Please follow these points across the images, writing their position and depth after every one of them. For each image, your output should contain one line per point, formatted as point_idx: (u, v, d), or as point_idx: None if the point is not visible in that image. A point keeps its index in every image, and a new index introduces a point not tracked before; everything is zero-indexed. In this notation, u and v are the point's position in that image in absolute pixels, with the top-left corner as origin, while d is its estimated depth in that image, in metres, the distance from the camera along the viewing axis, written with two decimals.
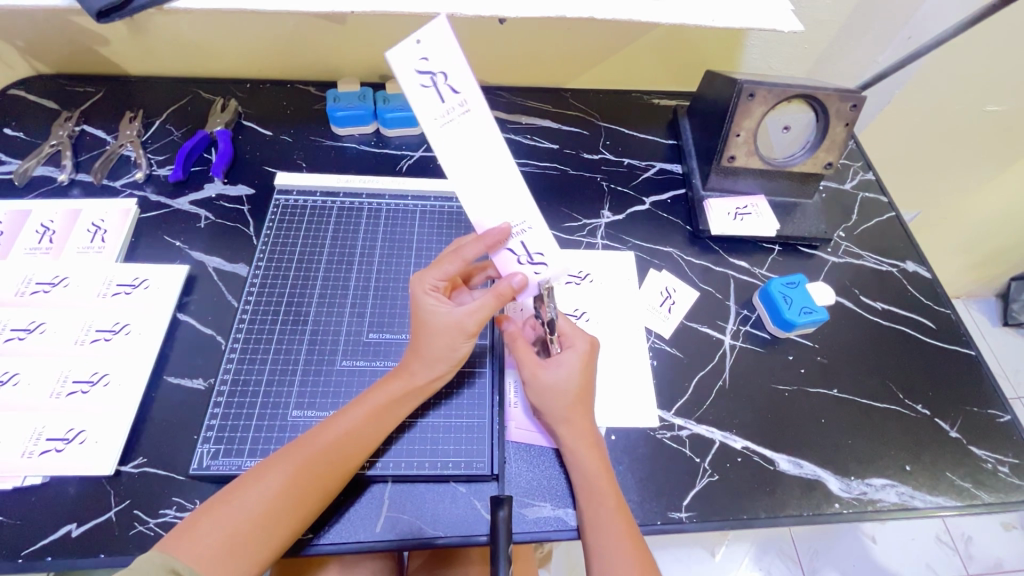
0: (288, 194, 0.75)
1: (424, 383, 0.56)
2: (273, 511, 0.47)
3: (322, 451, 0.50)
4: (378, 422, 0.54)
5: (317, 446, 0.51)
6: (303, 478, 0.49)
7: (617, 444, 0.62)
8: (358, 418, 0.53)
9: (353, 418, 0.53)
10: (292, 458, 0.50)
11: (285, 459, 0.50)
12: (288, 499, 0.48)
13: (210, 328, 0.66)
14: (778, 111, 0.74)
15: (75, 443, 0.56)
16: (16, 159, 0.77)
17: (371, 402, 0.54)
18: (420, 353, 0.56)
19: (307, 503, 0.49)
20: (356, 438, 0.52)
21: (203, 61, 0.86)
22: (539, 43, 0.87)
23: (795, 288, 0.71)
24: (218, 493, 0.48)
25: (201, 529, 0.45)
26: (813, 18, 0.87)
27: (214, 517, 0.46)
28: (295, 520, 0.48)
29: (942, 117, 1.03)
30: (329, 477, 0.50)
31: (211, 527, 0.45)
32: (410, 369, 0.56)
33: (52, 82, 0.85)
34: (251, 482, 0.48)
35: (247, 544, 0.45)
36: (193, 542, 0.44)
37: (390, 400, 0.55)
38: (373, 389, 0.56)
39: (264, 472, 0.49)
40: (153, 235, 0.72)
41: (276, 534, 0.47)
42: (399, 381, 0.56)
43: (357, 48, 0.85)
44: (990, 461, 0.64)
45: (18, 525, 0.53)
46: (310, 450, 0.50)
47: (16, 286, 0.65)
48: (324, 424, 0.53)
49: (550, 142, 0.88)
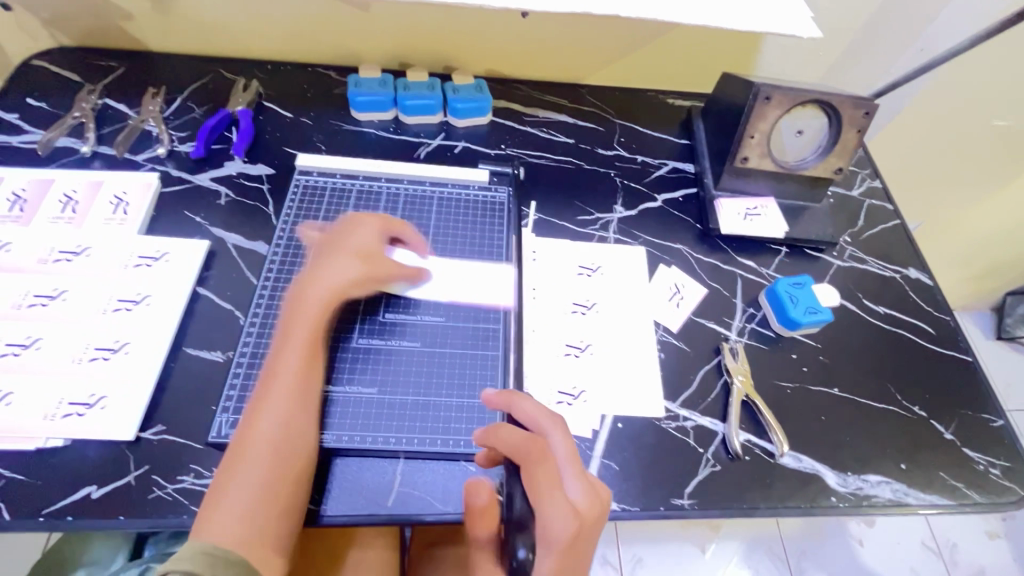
0: (308, 175, 0.77)
1: (336, 291, 0.59)
2: (274, 457, 0.50)
3: (282, 397, 0.53)
4: (309, 344, 0.56)
5: (276, 396, 0.53)
6: (277, 424, 0.52)
7: (624, 432, 0.63)
8: (293, 350, 0.56)
9: (292, 354, 0.55)
10: (259, 416, 0.52)
11: (256, 422, 0.52)
12: (274, 444, 0.51)
13: (229, 302, 0.67)
14: (791, 115, 0.75)
15: (97, 408, 0.57)
16: (38, 129, 0.78)
17: (301, 335, 0.56)
18: (321, 276, 0.60)
19: (298, 441, 0.52)
20: (301, 367, 0.55)
21: (226, 41, 0.87)
22: (558, 38, 0.88)
23: (801, 289, 0.73)
24: (215, 482, 0.50)
25: (213, 512, 0.48)
26: (827, 25, 0.88)
27: (224, 498, 0.48)
28: (298, 460, 0.52)
29: (948, 129, 1.05)
30: (301, 412, 0.53)
31: (222, 507, 0.48)
32: (313, 288, 0.59)
33: (76, 54, 0.86)
34: (240, 454, 0.51)
35: (268, 505, 0.49)
36: (212, 526, 0.47)
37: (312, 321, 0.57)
38: (293, 319, 0.58)
39: (245, 445, 0.51)
40: (174, 210, 0.73)
41: (287, 482, 0.50)
42: (316, 306, 0.58)
43: (380, 34, 0.86)
44: (982, 463, 0.67)
45: (39, 484, 0.54)
46: (272, 403, 0.53)
47: (39, 253, 0.66)
48: (268, 379, 0.55)
49: (566, 136, 0.89)
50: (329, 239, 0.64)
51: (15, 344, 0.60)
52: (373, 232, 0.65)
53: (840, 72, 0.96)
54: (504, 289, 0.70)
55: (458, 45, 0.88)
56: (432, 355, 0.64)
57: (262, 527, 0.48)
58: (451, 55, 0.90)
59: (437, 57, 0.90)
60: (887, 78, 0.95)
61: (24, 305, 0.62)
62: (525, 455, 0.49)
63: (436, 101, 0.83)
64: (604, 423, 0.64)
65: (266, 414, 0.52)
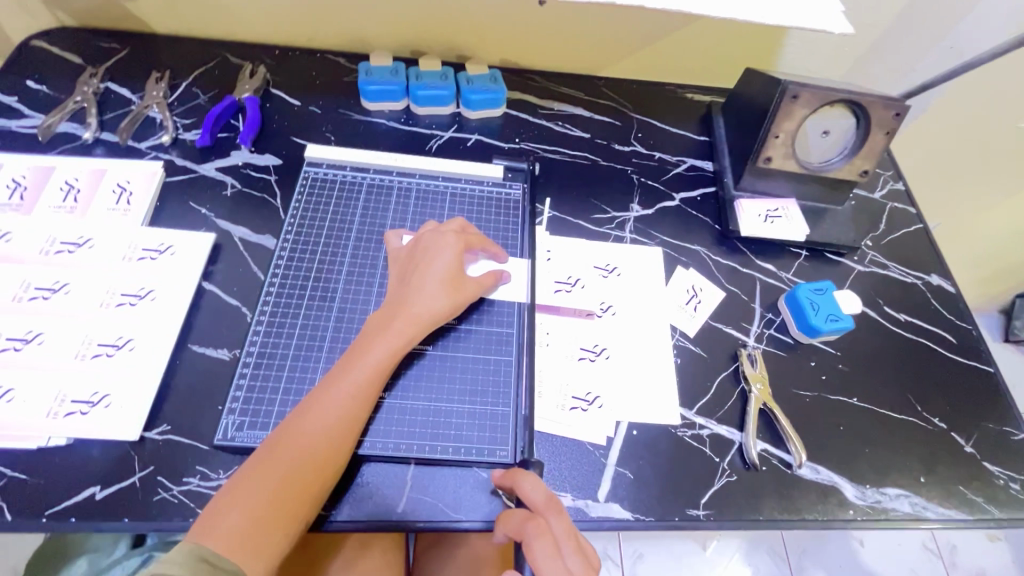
0: (317, 167, 0.74)
1: (417, 324, 0.58)
2: (297, 470, 0.49)
3: (333, 414, 0.52)
4: (380, 370, 0.55)
5: (324, 409, 0.52)
6: (318, 439, 0.50)
7: (639, 439, 0.62)
8: (360, 371, 0.54)
9: (357, 374, 0.54)
10: (302, 424, 0.51)
11: (298, 431, 0.50)
12: (303, 458, 0.49)
13: (235, 298, 0.65)
14: (820, 114, 0.73)
15: (100, 406, 0.56)
16: (39, 113, 0.75)
17: (372, 357, 0.55)
18: (412, 302, 0.59)
19: (329, 460, 0.50)
20: (362, 389, 0.54)
21: (233, 24, 0.84)
22: (576, 29, 0.85)
23: (823, 295, 0.71)
24: (230, 481, 0.48)
25: (221, 513, 0.46)
26: (855, 21, 0.85)
27: (234, 500, 0.46)
28: (320, 480, 0.50)
29: (972, 129, 1.02)
30: (344, 432, 0.52)
31: (231, 511, 0.46)
32: (403, 315, 0.58)
33: (77, 35, 0.83)
34: (268, 459, 0.49)
35: (275, 518, 0.46)
36: (215, 528, 0.45)
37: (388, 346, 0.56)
38: (369, 339, 0.56)
39: (276, 450, 0.49)
40: (179, 201, 0.71)
41: (299, 500, 0.48)
42: (392, 330, 0.57)
43: (391, 20, 0.83)
44: (1002, 477, 0.65)
45: (42, 484, 0.53)
46: (317, 414, 0.51)
47: (40, 243, 0.64)
48: (323, 388, 0.53)
49: (582, 130, 0.86)
50: (419, 253, 0.63)
51: (16, 338, 0.58)
52: (460, 248, 0.63)
53: (865, 68, 0.93)
54: (517, 290, 0.68)
55: (472, 33, 0.85)
56: (444, 359, 0.62)
57: (265, 541, 0.46)
58: (465, 44, 0.87)
59: (450, 46, 0.87)
60: (913, 76, 0.92)
61: (24, 298, 0.60)
62: (530, 548, 0.48)
63: (449, 92, 0.81)
64: (619, 430, 0.62)
65: (308, 425, 0.51)
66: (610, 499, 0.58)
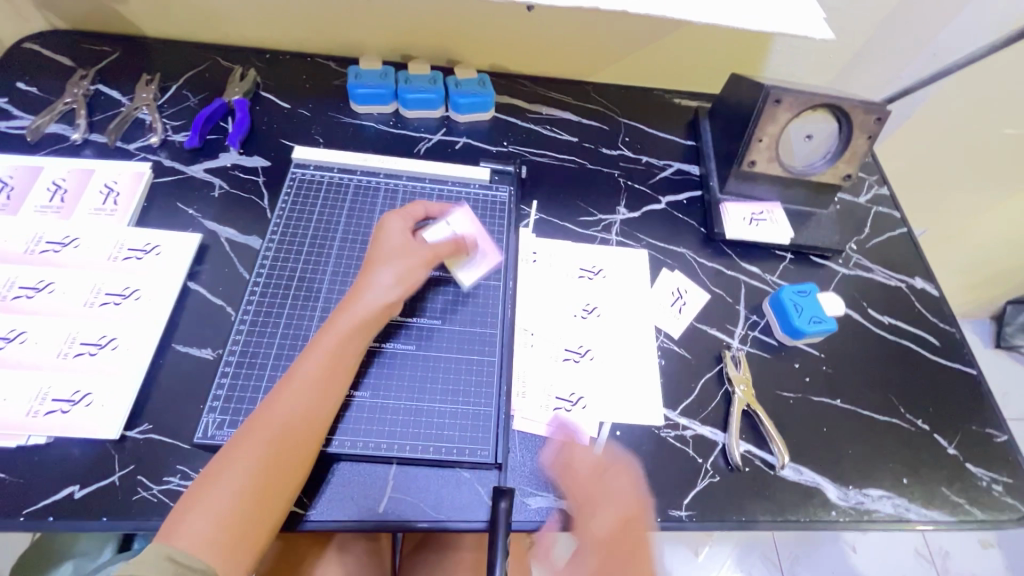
0: (305, 168, 0.75)
1: (374, 311, 0.58)
2: (265, 465, 0.48)
3: (297, 407, 0.51)
4: (342, 359, 0.55)
5: (288, 401, 0.51)
6: (283, 434, 0.50)
7: (622, 440, 0.62)
8: (322, 363, 0.54)
9: (318, 365, 0.54)
10: (264, 419, 0.50)
11: (262, 422, 0.50)
12: (269, 454, 0.49)
13: (220, 298, 0.65)
14: (802, 118, 0.74)
15: (81, 405, 0.56)
16: (28, 114, 0.76)
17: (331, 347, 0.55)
18: (369, 290, 0.58)
19: (297, 453, 0.50)
20: (326, 380, 0.54)
21: (224, 28, 0.85)
22: (564, 34, 0.86)
23: (807, 297, 0.71)
24: (195, 479, 0.48)
25: (188, 511, 0.45)
26: (839, 27, 0.86)
27: (198, 499, 0.46)
28: (286, 476, 0.49)
29: (956, 134, 1.03)
30: (308, 427, 0.51)
31: (197, 509, 0.45)
32: (358, 302, 0.58)
33: (69, 38, 0.84)
34: (232, 454, 0.48)
35: (244, 513, 0.46)
36: (183, 528, 0.44)
37: (345, 334, 0.56)
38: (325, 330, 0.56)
39: (237, 446, 0.49)
40: (166, 201, 0.71)
41: (269, 496, 0.48)
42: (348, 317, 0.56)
43: (380, 24, 0.84)
44: (985, 479, 0.66)
45: (20, 483, 0.53)
46: (281, 406, 0.51)
47: (26, 243, 0.64)
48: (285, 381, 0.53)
49: (570, 134, 0.87)
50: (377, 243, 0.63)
51: None
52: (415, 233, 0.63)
53: (850, 74, 0.94)
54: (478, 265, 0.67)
55: (460, 38, 0.86)
56: (426, 359, 0.62)
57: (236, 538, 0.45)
58: (453, 49, 0.88)
59: (439, 50, 0.88)
60: (897, 82, 0.93)
61: (8, 296, 0.60)
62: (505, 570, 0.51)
63: (437, 95, 0.81)
64: (602, 431, 0.62)
65: (271, 417, 0.50)
66: None
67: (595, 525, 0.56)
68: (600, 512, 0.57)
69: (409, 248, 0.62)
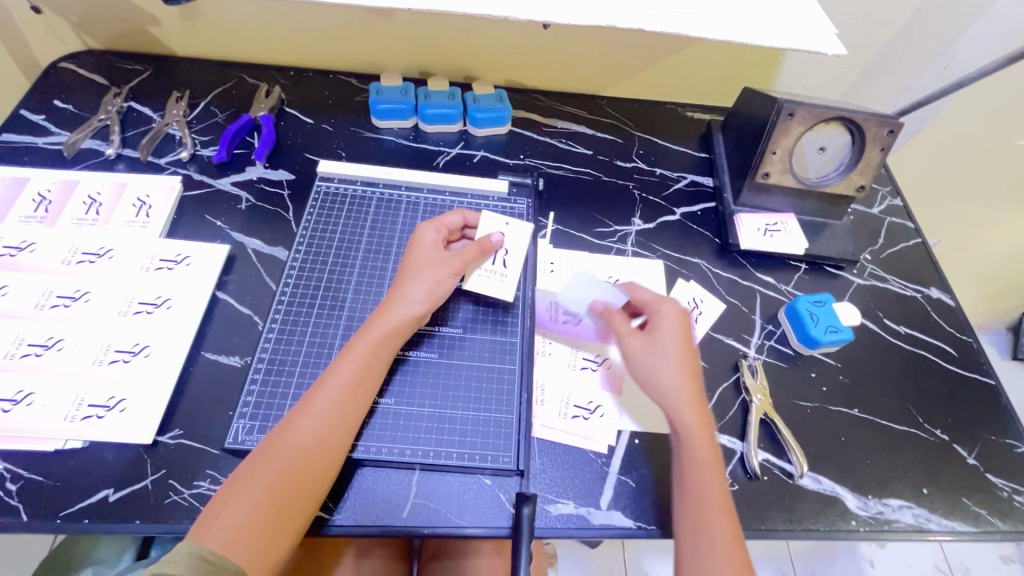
0: (329, 181, 0.77)
1: (403, 322, 0.59)
2: (295, 468, 0.50)
3: (327, 410, 0.53)
4: (374, 365, 0.57)
5: (321, 404, 0.53)
6: (314, 436, 0.51)
7: (641, 448, 0.63)
8: (355, 367, 0.56)
9: (351, 369, 0.55)
10: (297, 421, 0.52)
11: (291, 428, 0.52)
12: (301, 458, 0.50)
13: (248, 307, 0.67)
14: (814, 131, 0.76)
15: (116, 411, 0.58)
16: (65, 131, 0.79)
17: (359, 357, 0.56)
18: (402, 297, 0.60)
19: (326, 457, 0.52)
20: (357, 384, 0.55)
21: (251, 48, 0.88)
22: (579, 50, 0.88)
23: (823, 307, 0.72)
24: (229, 479, 0.49)
25: (221, 511, 0.46)
26: (850, 42, 0.88)
27: (231, 499, 0.47)
28: (314, 480, 0.50)
29: (968, 145, 1.04)
30: (338, 430, 0.53)
31: (230, 510, 0.46)
32: (386, 313, 0.59)
33: (103, 58, 0.88)
34: (263, 458, 0.50)
35: (277, 514, 0.48)
36: (216, 526, 0.45)
37: (373, 345, 0.57)
38: (353, 340, 0.58)
39: (272, 447, 0.50)
40: (195, 213, 0.74)
41: (298, 498, 0.49)
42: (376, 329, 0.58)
43: (400, 42, 0.87)
44: (1006, 489, 0.65)
45: (57, 486, 0.54)
46: (314, 408, 0.53)
47: (63, 255, 0.66)
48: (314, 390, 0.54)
49: (585, 147, 0.89)
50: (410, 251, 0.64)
51: (37, 344, 0.60)
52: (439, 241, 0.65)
53: (861, 87, 0.95)
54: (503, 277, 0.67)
55: (477, 55, 0.89)
56: (449, 366, 0.64)
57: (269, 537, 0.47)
58: (471, 65, 0.91)
59: (457, 67, 0.91)
60: (909, 94, 0.94)
61: (47, 305, 0.63)
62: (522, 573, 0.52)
63: (456, 110, 0.84)
64: (620, 439, 0.63)
65: (300, 423, 0.52)
66: (612, 507, 0.59)
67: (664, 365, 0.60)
68: (675, 351, 0.61)
69: (437, 259, 0.63)
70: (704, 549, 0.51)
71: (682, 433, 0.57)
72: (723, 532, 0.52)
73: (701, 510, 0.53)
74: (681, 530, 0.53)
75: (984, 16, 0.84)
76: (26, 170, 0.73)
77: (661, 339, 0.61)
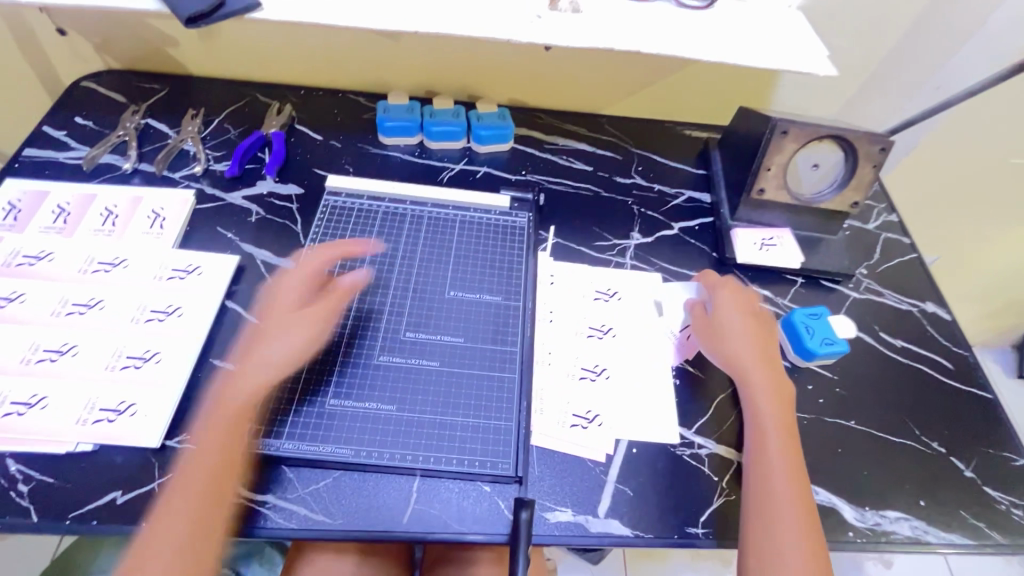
0: (337, 195, 0.80)
1: (268, 365, 0.61)
2: (204, 508, 0.53)
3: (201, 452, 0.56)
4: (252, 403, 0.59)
5: (208, 444, 0.57)
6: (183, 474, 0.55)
7: (638, 457, 0.64)
8: (224, 404, 0.59)
9: (217, 408, 0.59)
10: (199, 456, 0.56)
11: (194, 450, 0.57)
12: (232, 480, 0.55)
13: (256, 316, 0.69)
14: (808, 150, 0.81)
15: (126, 415, 0.59)
16: (84, 146, 0.82)
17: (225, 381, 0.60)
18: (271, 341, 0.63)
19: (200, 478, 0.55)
20: (225, 422, 0.58)
21: (264, 67, 0.92)
22: (579, 70, 0.91)
23: (818, 320, 0.73)
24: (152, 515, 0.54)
25: (145, 549, 0.51)
26: (843, 63, 0.91)
27: (153, 538, 0.52)
28: (217, 521, 0.53)
29: (962, 163, 1.06)
30: (212, 471, 0.55)
31: (150, 547, 0.51)
32: (250, 357, 0.62)
33: (122, 77, 0.91)
34: (179, 495, 0.54)
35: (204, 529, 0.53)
36: (138, 562, 0.50)
37: (237, 392, 0.60)
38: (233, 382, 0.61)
39: (180, 489, 0.54)
40: (207, 225, 0.76)
41: (203, 537, 0.52)
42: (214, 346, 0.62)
43: (407, 63, 0.90)
44: (1004, 503, 0.66)
45: (67, 487, 0.56)
46: (200, 450, 0.56)
47: (80, 264, 0.69)
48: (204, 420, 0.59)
49: (585, 164, 0.91)
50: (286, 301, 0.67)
51: (52, 349, 0.62)
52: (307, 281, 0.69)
53: (854, 107, 0.98)
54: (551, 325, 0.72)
55: (481, 75, 0.92)
56: (450, 375, 0.65)
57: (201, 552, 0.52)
58: (475, 84, 0.94)
59: (462, 86, 0.94)
60: (901, 114, 0.97)
61: (62, 312, 0.65)
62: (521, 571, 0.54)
63: (460, 128, 0.87)
64: (618, 448, 0.64)
65: (192, 462, 0.56)
66: (610, 515, 0.60)
67: (734, 357, 0.67)
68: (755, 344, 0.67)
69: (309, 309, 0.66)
70: (792, 538, 0.55)
71: (762, 439, 0.61)
72: (790, 487, 0.58)
73: (772, 519, 0.56)
74: (749, 522, 0.57)
75: (971, 39, 0.87)
76: (47, 183, 0.76)
77: (747, 355, 0.66)
